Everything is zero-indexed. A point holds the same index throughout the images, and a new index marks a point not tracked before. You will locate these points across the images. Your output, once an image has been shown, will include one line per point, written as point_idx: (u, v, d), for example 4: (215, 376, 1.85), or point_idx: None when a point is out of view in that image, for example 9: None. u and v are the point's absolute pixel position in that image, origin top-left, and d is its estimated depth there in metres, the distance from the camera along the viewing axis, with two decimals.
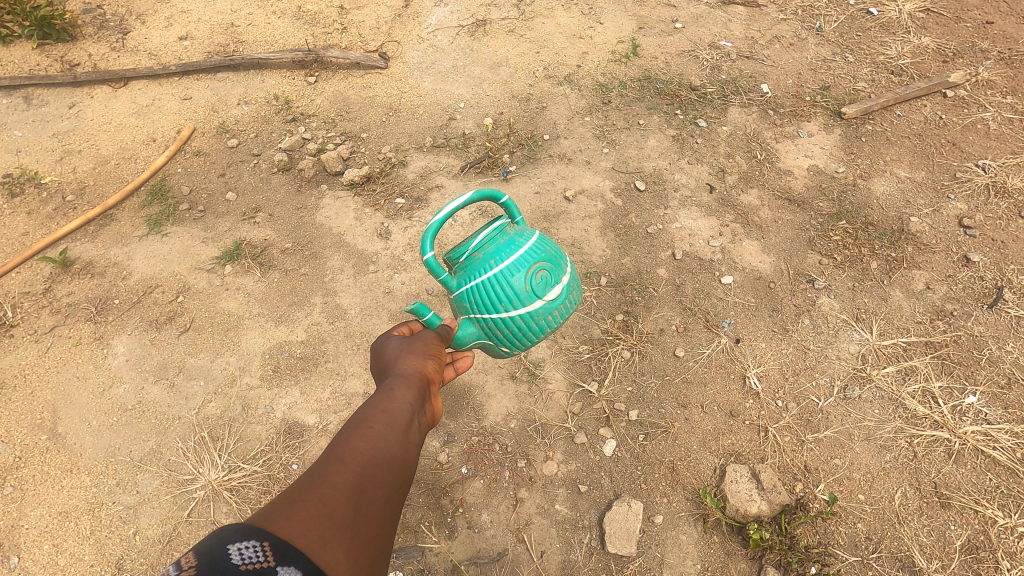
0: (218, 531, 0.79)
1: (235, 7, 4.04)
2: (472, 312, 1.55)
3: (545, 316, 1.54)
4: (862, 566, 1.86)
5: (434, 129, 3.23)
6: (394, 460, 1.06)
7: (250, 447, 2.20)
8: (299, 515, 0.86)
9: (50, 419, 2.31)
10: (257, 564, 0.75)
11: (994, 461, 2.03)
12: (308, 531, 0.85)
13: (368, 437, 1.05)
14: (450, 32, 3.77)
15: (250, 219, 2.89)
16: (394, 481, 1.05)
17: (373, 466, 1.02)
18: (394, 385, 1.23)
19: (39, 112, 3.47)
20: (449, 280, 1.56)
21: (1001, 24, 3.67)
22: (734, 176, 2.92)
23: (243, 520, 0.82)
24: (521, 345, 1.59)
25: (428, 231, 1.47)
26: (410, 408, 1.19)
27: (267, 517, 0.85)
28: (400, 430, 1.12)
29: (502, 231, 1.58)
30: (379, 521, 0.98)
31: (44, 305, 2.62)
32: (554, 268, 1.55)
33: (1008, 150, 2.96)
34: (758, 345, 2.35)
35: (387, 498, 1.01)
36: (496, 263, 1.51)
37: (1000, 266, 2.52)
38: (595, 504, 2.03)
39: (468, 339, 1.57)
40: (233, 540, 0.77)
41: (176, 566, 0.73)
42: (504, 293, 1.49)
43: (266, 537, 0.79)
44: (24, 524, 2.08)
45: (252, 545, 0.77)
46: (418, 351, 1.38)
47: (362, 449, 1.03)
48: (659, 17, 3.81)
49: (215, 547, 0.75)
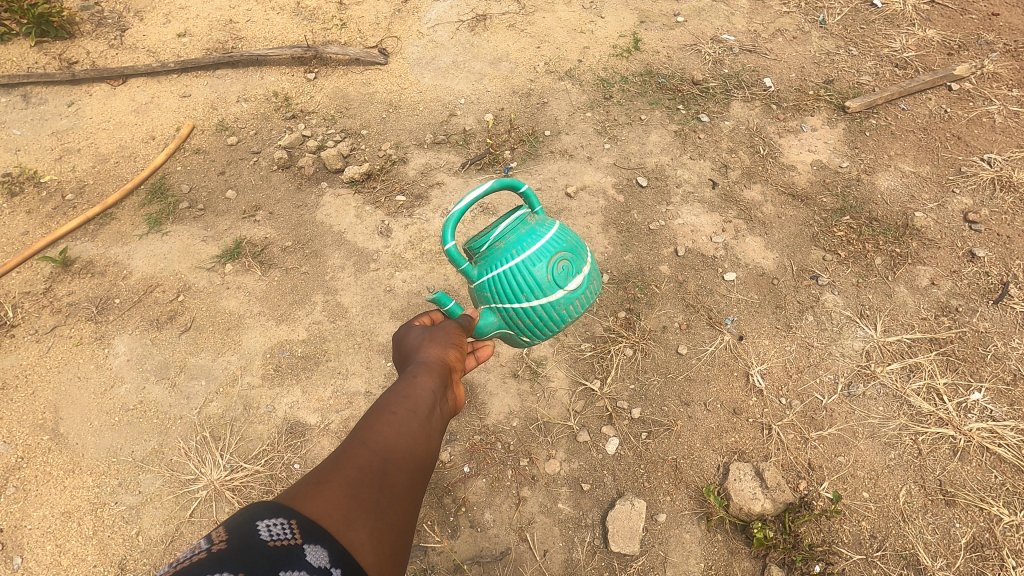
0: (248, 508, 0.80)
1: (234, 3, 4.01)
2: (493, 302, 1.53)
3: (566, 306, 1.53)
4: (866, 564, 1.85)
5: (434, 125, 3.21)
6: (416, 446, 1.05)
7: (252, 447, 2.20)
8: (325, 495, 0.86)
9: (52, 420, 2.31)
10: (285, 541, 0.75)
11: (999, 458, 2.02)
12: (333, 510, 0.84)
13: (391, 422, 1.05)
14: (450, 27, 3.73)
15: (249, 218, 2.88)
16: (417, 467, 1.04)
17: (396, 449, 1.01)
18: (415, 372, 1.23)
19: (38, 110, 3.45)
20: (470, 269, 1.53)
21: (1007, 16, 3.64)
22: (737, 172, 2.89)
23: (272, 499, 0.82)
24: (542, 334, 1.58)
25: (450, 220, 1.43)
26: (432, 395, 1.18)
27: (294, 496, 0.84)
28: (422, 417, 1.11)
29: (522, 221, 1.55)
30: (403, 505, 0.96)
31: (45, 305, 2.61)
32: (575, 258, 1.53)
33: (1013, 144, 2.94)
34: (761, 342, 2.33)
35: (410, 482, 1.00)
36: (518, 253, 1.49)
37: (1005, 261, 2.50)
38: (598, 502, 2.02)
39: (489, 329, 1.56)
40: (261, 518, 0.77)
41: (208, 539, 0.74)
42: (526, 282, 1.47)
43: (293, 515, 0.79)
44: (27, 525, 2.08)
45: (281, 523, 0.77)
46: (439, 341, 1.38)
47: (385, 434, 1.02)
48: (661, 11, 3.77)
49: (245, 524, 0.76)
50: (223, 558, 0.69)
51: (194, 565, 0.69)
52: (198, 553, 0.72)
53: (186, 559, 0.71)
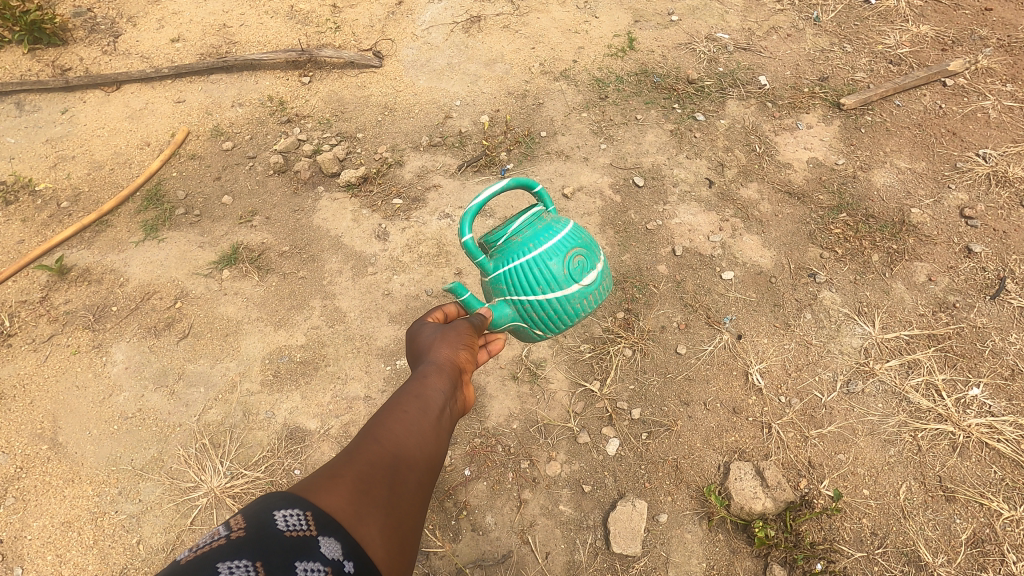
0: (265, 498, 0.81)
1: (227, 7, 4.00)
2: (508, 294, 1.52)
3: (581, 300, 1.53)
4: (867, 561, 1.86)
5: (430, 128, 3.20)
6: (426, 445, 1.05)
7: (252, 453, 2.20)
8: (336, 489, 0.86)
9: (51, 429, 2.30)
10: (301, 532, 0.75)
11: (999, 453, 2.02)
12: (346, 504, 0.84)
13: (402, 420, 1.05)
14: (445, 29, 3.73)
15: (247, 223, 2.87)
16: (428, 465, 1.03)
17: (407, 447, 1.01)
18: (426, 372, 1.22)
19: (32, 118, 3.43)
20: (486, 262, 1.54)
21: (1000, 11, 3.65)
22: (733, 170, 2.90)
23: (288, 490, 0.83)
24: (555, 328, 1.57)
25: (467, 214, 1.44)
26: (442, 395, 1.17)
27: (307, 488, 0.85)
28: (432, 417, 1.10)
29: (538, 218, 1.56)
30: (414, 503, 0.96)
31: (42, 314, 2.60)
32: (590, 254, 1.53)
33: (1008, 139, 2.95)
34: (759, 341, 2.34)
35: (420, 481, 0.99)
36: (534, 247, 1.49)
37: (1002, 256, 2.51)
38: (600, 503, 2.03)
39: (503, 321, 1.54)
40: (278, 507, 0.77)
41: (226, 526, 0.75)
42: (542, 275, 1.47)
43: (309, 506, 0.79)
44: (27, 535, 2.07)
45: (297, 513, 0.78)
46: (451, 339, 1.36)
47: (397, 431, 1.02)
48: (656, 10, 3.78)
49: (263, 512, 0.76)
50: (242, 545, 0.70)
51: (212, 550, 0.70)
52: (217, 540, 0.72)
53: (205, 544, 0.72)
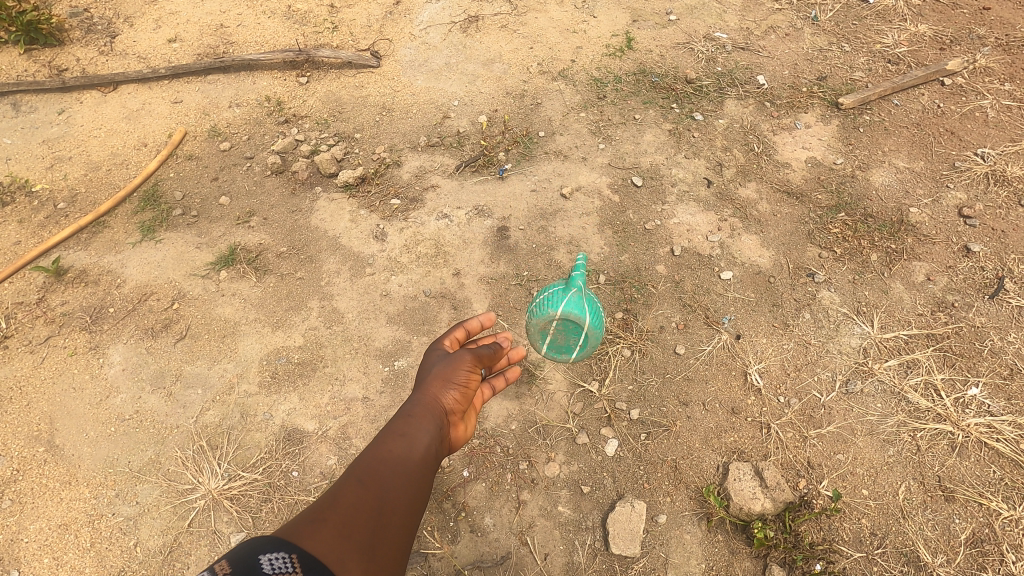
0: (250, 539, 0.81)
1: (225, 7, 3.99)
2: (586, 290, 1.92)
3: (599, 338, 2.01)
4: (866, 562, 1.85)
5: (428, 128, 3.19)
6: (411, 486, 1.05)
7: (250, 455, 2.19)
8: (321, 533, 0.86)
9: (48, 431, 2.29)
10: None
11: (998, 453, 2.02)
12: (329, 549, 0.85)
13: (389, 460, 1.05)
14: (443, 29, 3.72)
15: (244, 224, 2.86)
16: (411, 506, 1.04)
17: (393, 489, 1.01)
18: (418, 407, 1.23)
19: (28, 118, 3.42)
20: None
21: (998, 10, 3.65)
22: (731, 170, 2.89)
23: (273, 533, 0.83)
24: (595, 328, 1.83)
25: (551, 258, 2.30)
26: (432, 434, 1.18)
27: (292, 532, 0.85)
28: (420, 456, 1.11)
29: None
30: (394, 546, 0.97)
31: (38, 315, 2.59)
32: None
33: (1006, 138, 2.95)
34: (758, 341, 2.33)
35: (402, 523, 1.00)
36: None
37: (1001, 256, 2.51)
38: (599, 504, 2.02)
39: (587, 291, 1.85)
40: (264, 551, 0.77)
41: (210, 569, 0.74)
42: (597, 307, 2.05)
43: (293, 553, 0.79)
44: (24, 538, 2.06)
45: (281, 559, 0.78)
46: (454, 370, 1.34)
47: (383, 471, 1.03)
48: (654, 9, 3.77)
49: (248, 557, 0.76)
50: None
51: None
52: None
53: None
